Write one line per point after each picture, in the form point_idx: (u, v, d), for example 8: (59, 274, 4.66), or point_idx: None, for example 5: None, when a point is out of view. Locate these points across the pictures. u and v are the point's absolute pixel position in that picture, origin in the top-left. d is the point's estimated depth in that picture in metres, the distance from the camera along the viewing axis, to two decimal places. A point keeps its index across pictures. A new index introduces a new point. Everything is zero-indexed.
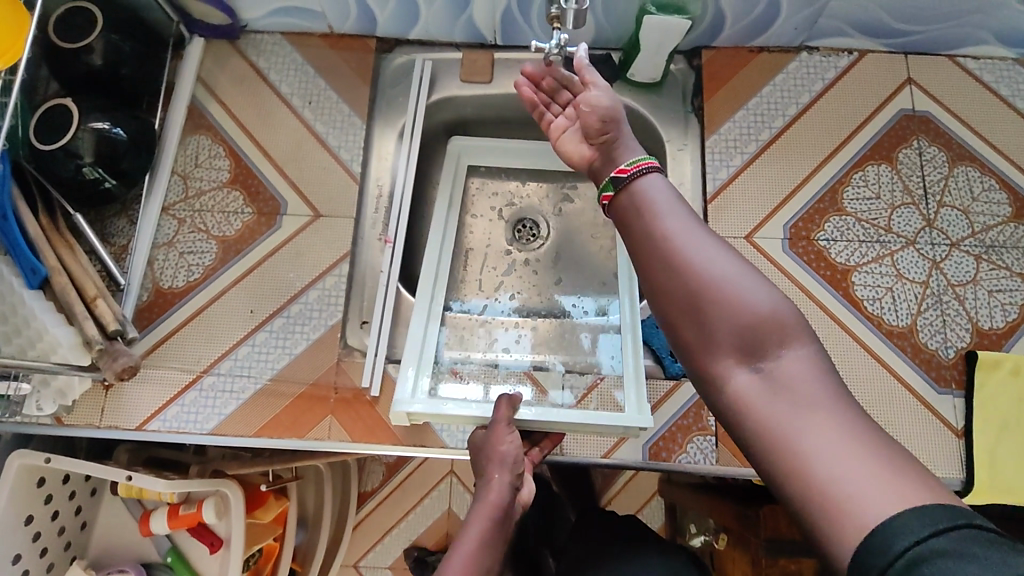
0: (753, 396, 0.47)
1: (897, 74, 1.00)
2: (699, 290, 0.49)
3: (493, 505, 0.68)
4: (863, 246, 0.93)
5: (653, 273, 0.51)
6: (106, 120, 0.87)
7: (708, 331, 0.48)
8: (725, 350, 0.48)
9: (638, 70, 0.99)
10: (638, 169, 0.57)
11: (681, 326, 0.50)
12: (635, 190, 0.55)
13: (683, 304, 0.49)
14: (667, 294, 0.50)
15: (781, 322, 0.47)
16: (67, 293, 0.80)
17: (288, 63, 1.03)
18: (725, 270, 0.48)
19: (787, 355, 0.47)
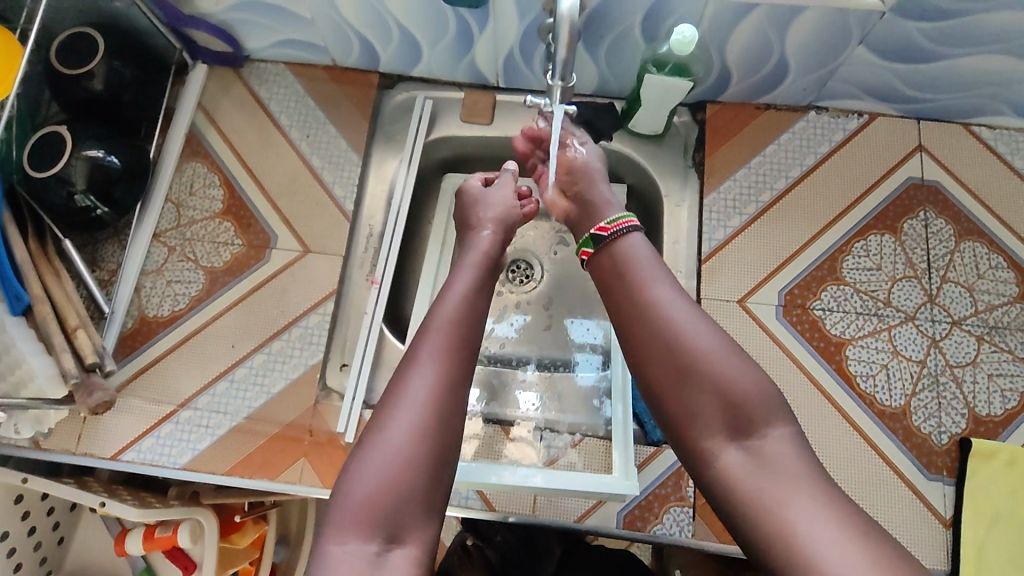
0: (739, 469, 0.57)
1: (907, 140, 0.97)
2: (687, 368, 0.60)
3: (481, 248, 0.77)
4: (859, 318, 0.90)
5: (647, 349, 0.63)
6: (100, 148, 0.87)
7: (695, 403, 0.60)
8: (713, 426, 0.59)
9: (639, 123, 0.97)
10: (618, 229, 0.70)
11: (670, 400, 0.61)
12: (624, 263, 0.68)
13: (673, 381, 0.61)
14: (658, 369, 0.62)
15: (762, 402, 0.59)
16: (48, 323, 0.81)
17: (289, 95, 1.03)
18: (710, 350, 0.61)
19: (765, 430, 0.58)
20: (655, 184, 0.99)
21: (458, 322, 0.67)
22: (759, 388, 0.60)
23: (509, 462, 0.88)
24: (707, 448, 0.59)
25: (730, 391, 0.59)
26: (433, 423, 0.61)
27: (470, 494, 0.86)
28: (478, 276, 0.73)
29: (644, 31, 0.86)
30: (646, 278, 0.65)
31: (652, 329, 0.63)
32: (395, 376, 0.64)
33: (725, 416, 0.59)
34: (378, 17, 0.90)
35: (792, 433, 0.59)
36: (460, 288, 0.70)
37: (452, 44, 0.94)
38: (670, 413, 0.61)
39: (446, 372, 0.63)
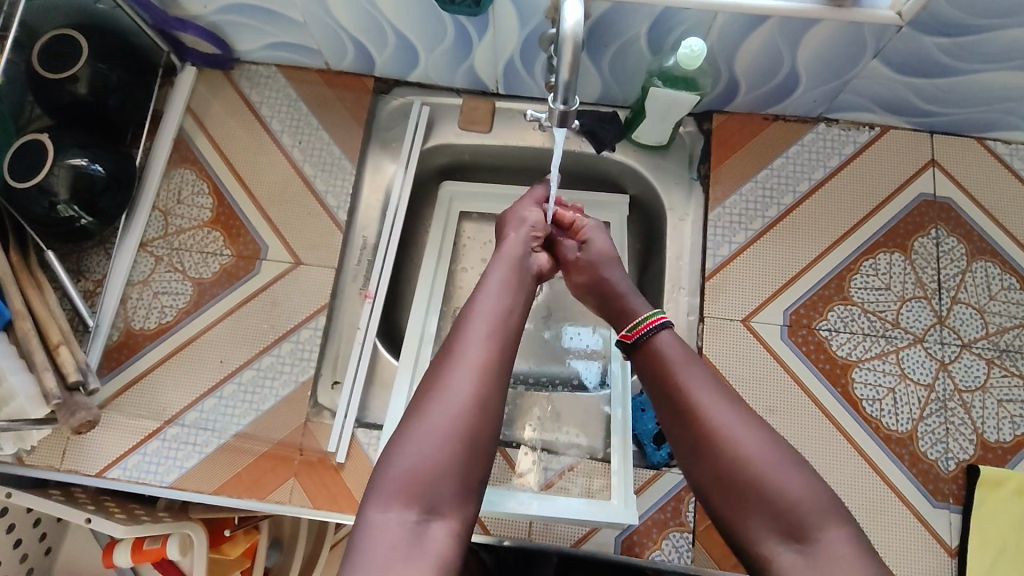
0: (796, 571, 0.58)
1: (919, 154, 0.94)
2: (737, 472, 0.62)
3: (515, 249, 0.77)
4: (867, 339, 0.88)
5: (693, 449, 0.65)
6: (84, 156, 0.84)
7: (748, 508, 0.61)
8: (764, 526, 0.60)
9: (643, 134, 0.93)
10: (653, 329, 0.72)
11: (718, 501, 0.63)
12: (663, 358, 0.70)
13: (722, 480, 0.62)
14: (710, 474, 0.64)
15: (815, 503, 0.60)
16: (29, 340, 0.78)
17: (281, 98, 0.99)
18: (757, 446, 0.62)
19: (822, 531, 0.59)
20: (658, 196, 0.97)
21: (498, 316, 0.68)
22: (812, 489, 0.61)
23: (505, 484, 0.85)
24: (760, 549, 0.60)
25: (780, 489, 0.60)
26: (477, 411, 0.62)
27: None
28: (514, 272, 0.74)
29: (650, 39, 0.82)
30: (688, 376, 0.68)
31: (698, 428, 0.65)
32: (435, 367, 0.65)
33: (775, 514, 0.60)
34: (374, 21, 0.86)
35: (846, 530, 0.59)
36: (496, 284, 0.71)
37: (450, 50, 0.90)
38: (722, 513, 0.63)
39: (487, 362, 0.65)
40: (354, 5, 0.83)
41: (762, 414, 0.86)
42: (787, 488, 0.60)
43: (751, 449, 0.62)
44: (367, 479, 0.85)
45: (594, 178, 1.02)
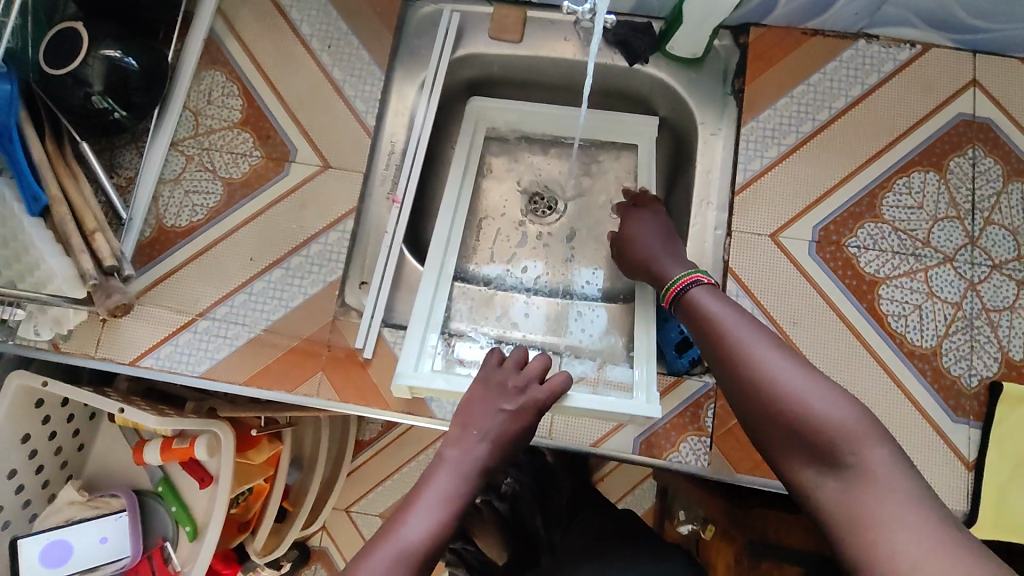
0: (836, 498, 0.53)
1: (961, 73, 0.92)
2: (766, 403, 0.59)
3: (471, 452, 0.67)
4: (896, 257, 0.87)
5: (727, 383, 0.63)
6: (118, 48, 0.84)
7: (781, 437, 0.58)
8: (799, 453, 0.57)
9: (677, 44, 0.92)
10: (688, 283, 0.72)
11: (762, 435, 0.60)
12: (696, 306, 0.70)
13: (762, 412, 0.59)
14: (744, 407, 0.61)
15: (847, 426, 0.55)
16: (66, 224, 0.80)
17: (311, 3, 0.98)
18: (788, 376, 0.59)
19: (856, 452, 0.54)
20: (689, 112, 0.96)
21: (426, 542, 0.58)
22: (844, 415, 0.55)
23: None
24: (800, 478, 0.56)
25: (810, 413, 0.56)
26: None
27: None
28: (459, 486, 0.64)
29: None
30: (723, 318, 0.66)
31: (733, 365, 0.63)
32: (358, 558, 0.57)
33: (806, 440, 0.56)
34: None
35: (891, 453, 0.53)
36: (431, 512, 0.61)
37: None
38: (762, 445, 0.60)
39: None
40: None
41: (784, 326, 0.86)
42: (821, 414, 0.56)
43: (784, 378, 0.59)
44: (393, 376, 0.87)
45: (624, 94, 1.01)
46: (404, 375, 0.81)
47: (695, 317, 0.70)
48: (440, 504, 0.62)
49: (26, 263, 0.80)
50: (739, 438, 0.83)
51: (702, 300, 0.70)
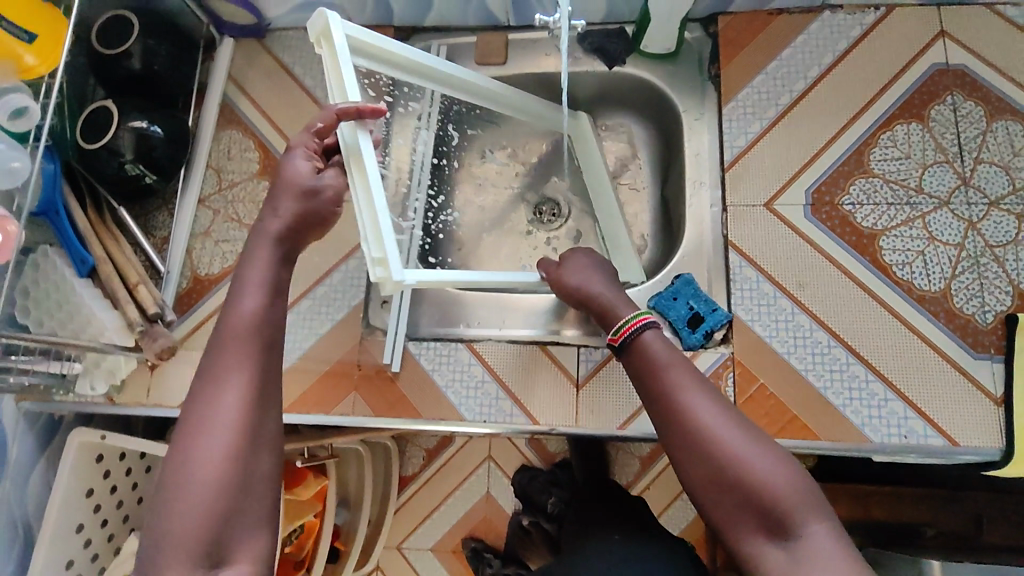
0: (783, 569, 0.56)
1: (928, 27, 0.95)
2: (720, 471, 0.60)
3: (274, 229, 0.69)
4: (891, 209, 0.89)
5: (678, 442, 0.62)
6: (144, 119, 0.93)
7: (731, 505, 0.59)
8: (749, 524, 0.58)
9: (650, 42, 0.97)
10: (639, 326, 0.69)
11: (711, 504, 0.60)
12: (647, 355, 0.67)
13: (716, 485, 0.60)
14: (692, 469, 0.61)
15: (795, 496, 0.58)
16: (112, 280, 0.89)
17: (312, 58, 1.08)
18: (739, 441, 0.60)
19: (802, 522, 0.57)
20: (672, 103, 1.01)
21: (253, 321, 0.64)
22: (793, 487, 0.59)
23: (550, 380, 0.90)
24: (744, 547, 0.58)
25: (763, 483, 0.58)
26: (253, 407, 0.61)
27: (514, 411, 0.89)
28: (276, 259, 0.69)
29: None
30: (679, 379, 0.65)
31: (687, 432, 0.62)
32: (212, 361, 0.63)
33: (757, 510, 0.58)
34: None
35: (831, 524, 0.58)
36: (258, 297, 0.65)
37: None
38: (709, 511, 0.60)
39: (262, 367, 0.63)
40: None
41: (791, 288, 0.88)
42: (772, 484, 0.58)
43: (738, 445, 0.60)
44: (422, 386, 0.92)
45: (608, 98, 1.07)
46: (335, 14, 0.74)
47: (640, 366, 0.68)
48: (261, 282, 0.66)
49: (78, 321, 0.87)
50: (763, 403, 0.85)
51: (651, 347, 0.68)
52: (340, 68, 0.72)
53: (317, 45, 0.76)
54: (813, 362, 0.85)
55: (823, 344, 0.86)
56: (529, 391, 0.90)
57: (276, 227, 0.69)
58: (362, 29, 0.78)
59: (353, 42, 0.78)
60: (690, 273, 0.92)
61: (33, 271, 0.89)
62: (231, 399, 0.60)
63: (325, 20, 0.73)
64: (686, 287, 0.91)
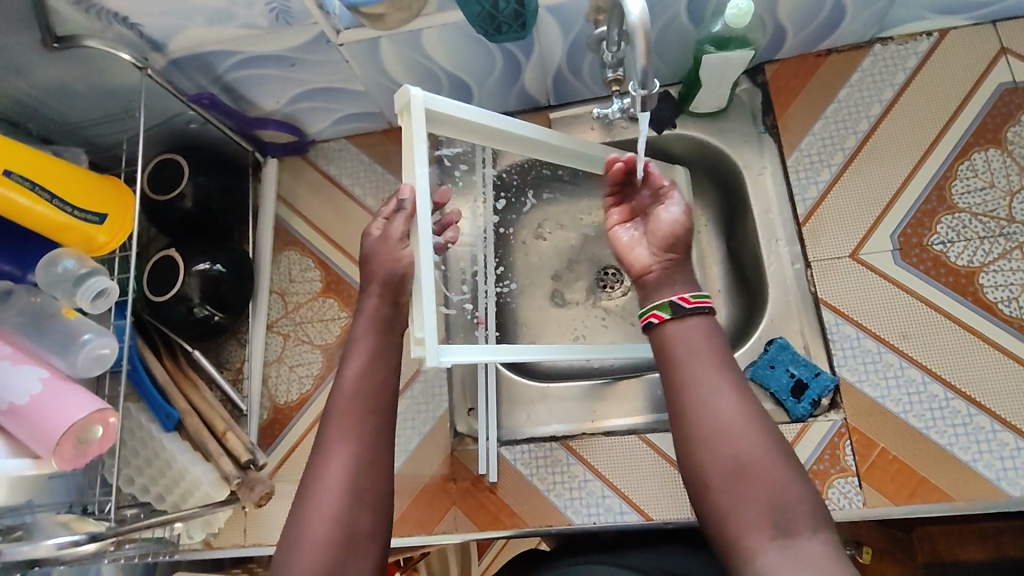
0: (781, 569, 0.50)
1: (987, 47, 0.92)
2: (741, 464, 0.55)
3: (372, 306, 0.67)
4: (985, 242, 0.85)
5: (701, 433, 0.57)
6: (206, 260, 0.92)
7: (743, 499, 0.54)
8: (757, 519, 0.53)
9: (701, 104, 0.95)
10: (703, 304, 0.62)
11: (714, 486, 0.56)
12: (689, 342, 0.61)
13: (727, 470, 0.55)
14: (710, 460, 0.56)
15: (809, 509, 0.53)
16: (200, 432, 0.87)
17: (357, 166, 1.07)
18: (764, 443, 0.56)
19: (810, 534, 0.52)
20: (730, 160, 0.98)
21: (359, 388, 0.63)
22: (807, 500, 0.54)
23: (656, 469, 0.87)
24: (744, 538, 0.53)
25: (781, 488, 0.54)
26: (361, 477, 0.60)
27: (625, 509, 0.86)
28: (376, 332, 0.66)
29: (690, 13, 0.84)
30: (707, 362, 0.60)
31: (704, 418, 0.58)
32: (324, 435, 0.62)
33: (771, 509, 0.53)
34: (425, 69, 0.91)
35: (833, 540, 0.53)
36: (361, 366, 0.65)
37: (502, 77, 0.95)
38: (717, 502, 0.55)
39: (370, 434, 0.62)
40: (408, 61, 0.88)
41: (895, 342, 0.85)
42: (789, 493, 0.54)
43: (759, 444, 0.56)
44: (523, 492, 0.89)
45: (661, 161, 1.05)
46: (418, 87, 0.66)
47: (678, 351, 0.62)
48: (361, 347, 0.66)
49: (172, 476, 0.86)
50: (886, 469, 0.81)
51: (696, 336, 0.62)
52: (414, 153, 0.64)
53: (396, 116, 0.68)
54: (932, 419, 0.82)
55: (939, 397, 0.82)
56: (636, 484, 0.87)
57: (374, 305, 0.67)
58: (446, 99, 0.70)
59: (433, 114, 0.70)
60: (783, 336, 0.89)
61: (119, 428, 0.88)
62: (343, 460, 0.60)
63: (410, 97, 0.65)
64: (782, 352, 0.88)
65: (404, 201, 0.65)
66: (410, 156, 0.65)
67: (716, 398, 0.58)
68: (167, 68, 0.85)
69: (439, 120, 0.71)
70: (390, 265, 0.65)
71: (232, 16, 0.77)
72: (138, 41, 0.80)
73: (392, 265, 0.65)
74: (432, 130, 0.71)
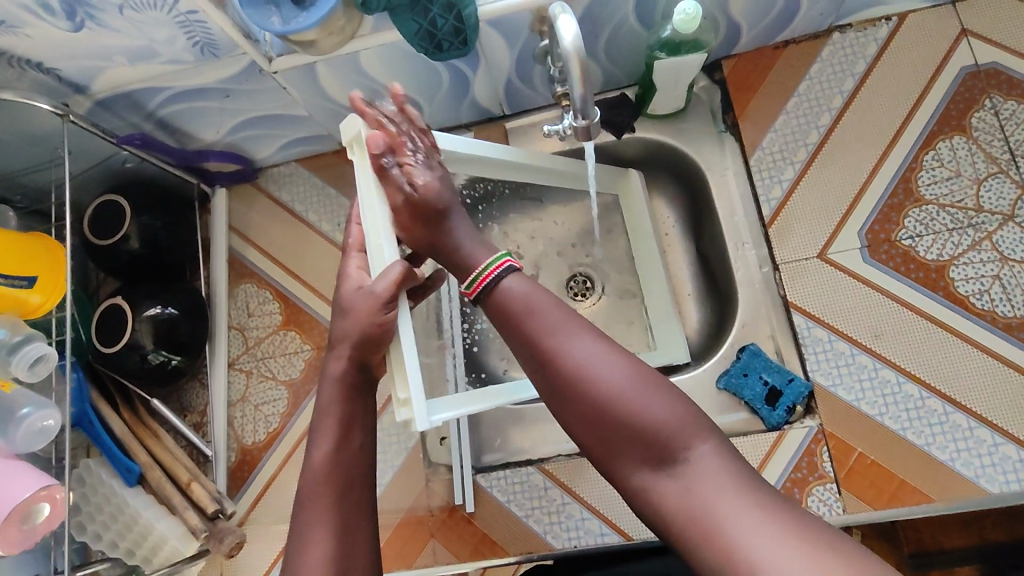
0: (671, 504, 0.46)
1: (947, 29, 0.89)
2: (597, 410, 0.48)
3: (338, 370, 0.61)
4: (954, 234, 0.84)
5: (553, 392, 0.50)
6: (157, 303, 0.88)
7: (614, 441, 0.48)
8: (634, 457, 0.48)
9: (658, 106, 0.92)
10: (496, 273, 0.54)
11: (584, 441, 0.50)
12: (506, 298, 0.53)
13: (585, 422, 0.49)
14: (570, 416, 0.50)
15: (680, 420, 0.48)
16: (163, 486, 0.85)
17: (309, 189, 1.03)
18: (610, 372, 0.49)
19: (690, 449, 0.47)
20: (692, 161, 0.95)
21: (332, 466, 0.58)
22: (675, 410, 0.48)
23: None
24: (634, 482, 0.48)
25: (644, 416, 0.47)
26: (343, 562, 0.54)
27: (606, 530, 0.84)
28: (344, 399, 0.61)
29: (640, 16, 0.81)
30: (541, 312, 0.51)
31: (557, 372, 0.50)
32: (299, 522, 0.57)
33: (643, 443, 0.47)
34: (368, 89, 0.87)
35: (716, 443, 0.48)
36: (330, 440, 0.59)
37: (450, 92, 0.91)
38: (593, 454, 0.50)
39: (346, 517, 0.57)
40: (349, 83, 0.84)
41: (868, 342, 0.83)
42: (656, 416, 0.47)
43: (608, 378, 0.48)
44: (501, 520, 0.87)
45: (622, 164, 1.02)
46: (370, 117, 0.64)
47: (501, 313, 0.53)
48: (329, 418, 0.60)
49: (137, 531, 0.83)
50: (865, 473, 0.80)
51: (511, 289, 0.53)
52: (370, 187, 0.62)
53: (348, 151, 0.66)
54: (908, 419, 0.80)
55: (915, 397, 0.80)
56: (614, 504, 0.85)
57: (341, 367, 0.61)
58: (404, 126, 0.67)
59: None
60: (754, 342, 0.87)
61: (80, 486, 0.84)
62: (321, 550, 0.54)
63: (359, 128, 0.63)
64: (754, 359, 0.85)
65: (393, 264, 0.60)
66: (367, 192, 0.62)
67: (547, 348, 0.50)
68: (94, 109, 0.81)
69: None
70: (365, 323, 0.59)
71: (154, 53, 0.72)
72: (57, 85, 0.75)
73: (368, 322, 0.59)
74: (389, 160, 0.68)
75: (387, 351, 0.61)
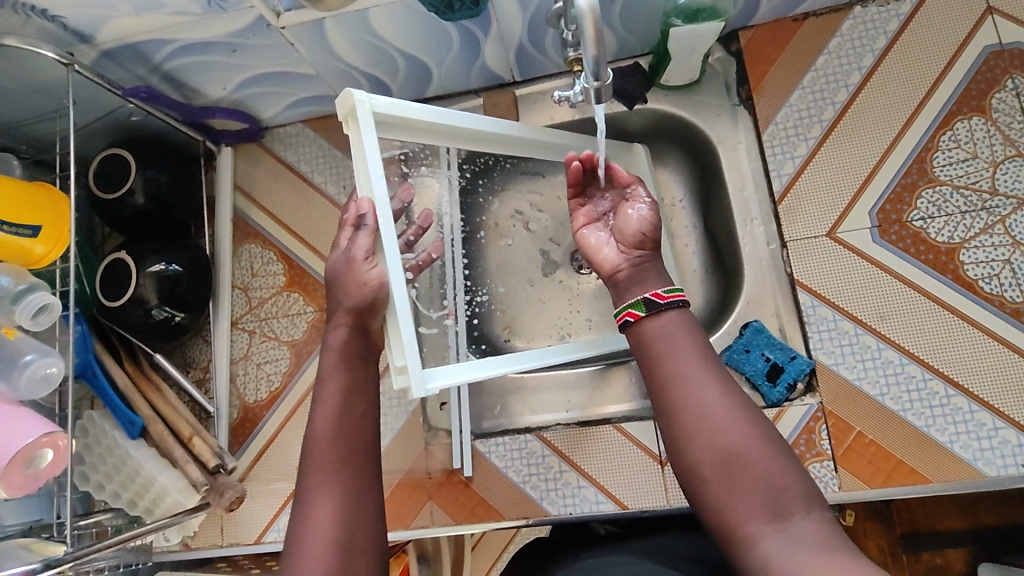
0: (780, 555, 0.46)
1: (972, 6, 0.86)
2: (731, 451, 0.51)
3: (341, 340, 0.64)
4: (966, 217, 0.82)
5: (686, 419, 0.53)
6: (161, 260, 0.88)
7: (737, 486, 0.50)
8: (752, 507, 0.49)
9: (671, 77, 0.90)
10: (674, 298, 0.60)
11: (706, 477, 0.51)
12: (660, 323, 0.59)
13: (716, 456, 0.51)
14: (697, 448, 0.52)
15: (803, 491, 0.49)
16: (165, 439, 0.85)
17: (315, 150, 1.03)
18: (748, 427, 0.52)
19: (806, 516, 0.48)
20: (703, 134, 0.94)
21: (337, 430, 0.60)
22: (801, 481, 0.50)
23: (629, 458, 0.86)
24: (741, 531, 0.48)
25: (776, 475, 0.49)
26: (348, 521, 0.56)
27: (601, 498, 0.85)
28: (344, 365, 0.64)
29: None
30: (685, 352, 0.56)
31: (695, 403, 0.54)
32: (303, 482, 0.59)
33: (766, 495, 0.49)
34: (377, 50, 0.86)
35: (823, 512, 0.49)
36: (333, 405, 0.61)
37: (460, 55, 0.90)
38: (708, 493, 0.51)
39: (353, 481, 0.58)
40: (358, 43, 0.83)
41: (872, 322, 0.82)
42: (784, 479, 0.49)
43: (746, 429, 0.51)
44: (497, 485, 0.88)
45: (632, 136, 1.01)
46: (364, 91, 0.65)
47: (651, 333, 0.59)
48: (331, 384, 0.63)
49: (140, 482, 0.84)
50: (862, 452, 0.80)
51: (666, 318, 0.59)
52: (364, 161, 0.63)
53: (344, 125, 0.67)
54: (909, 400, 0.80)
55: (917, 378, 0.80)
56: (610, 473, 0.85)
57: (342, 338, 0.64)
58: (395, 101, 0.68)
59: (385, 118, 0.69)
60: (759, 319, 0.88)
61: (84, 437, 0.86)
62: (327, 511, 0.56)
63: (353, 102, 0.64)
64: (757, 336, 0.86)
65: (365, 216, 0.65)
66: (363, 167, 0.64)
67: (687, 378, 0.55)
68: (99, 60, 0.80)
69: (387, 125, 0.69)
70: (358, 290, 0.64)
71: (160, 4, 0.71)
72: (63, 34, 0.74)
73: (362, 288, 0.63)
74: (385, 134, 0.70)
75: (384, 318, 0.65)
